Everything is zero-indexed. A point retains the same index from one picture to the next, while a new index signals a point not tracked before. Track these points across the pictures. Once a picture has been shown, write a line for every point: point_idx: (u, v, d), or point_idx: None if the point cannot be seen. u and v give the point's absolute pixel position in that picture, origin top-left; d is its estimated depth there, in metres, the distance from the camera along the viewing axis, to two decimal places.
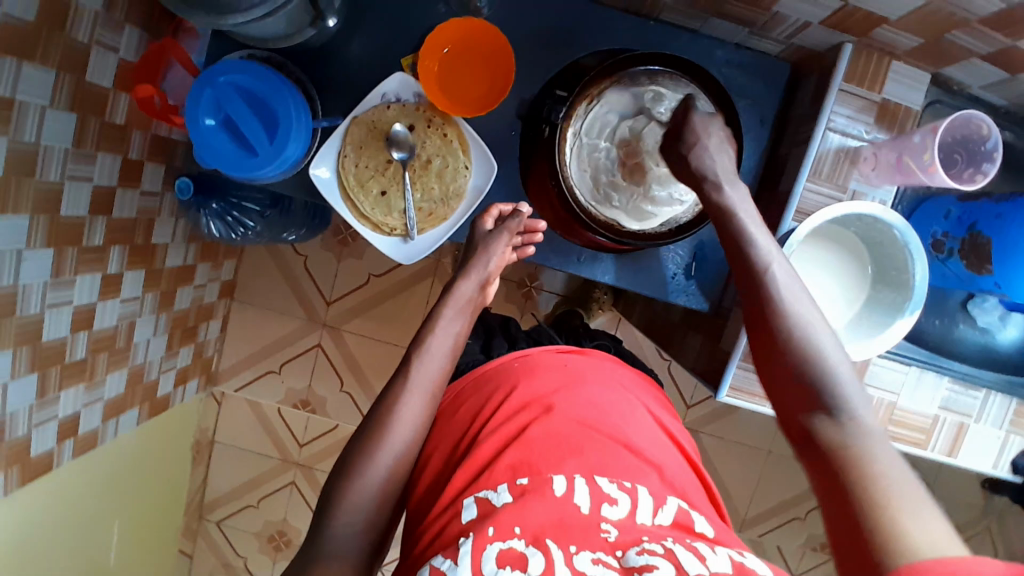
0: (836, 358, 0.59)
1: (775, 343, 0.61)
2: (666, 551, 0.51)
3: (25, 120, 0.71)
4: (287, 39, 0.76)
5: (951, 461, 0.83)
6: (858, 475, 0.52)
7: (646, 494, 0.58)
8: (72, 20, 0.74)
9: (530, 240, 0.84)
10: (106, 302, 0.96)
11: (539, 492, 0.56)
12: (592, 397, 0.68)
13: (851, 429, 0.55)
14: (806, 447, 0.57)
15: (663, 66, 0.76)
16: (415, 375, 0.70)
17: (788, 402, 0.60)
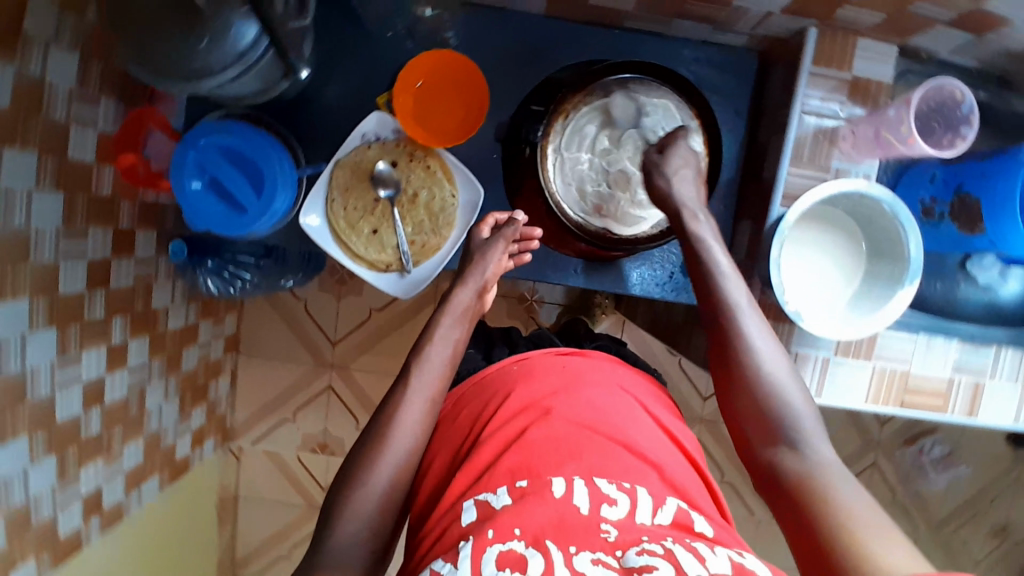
0: (794, 393, 0.65)
1: (740, 375, 0.67)
2: (665, 551, 0.50)
3: (13, 205, 0.72)
4: (264, 95, 0.77)
5: (972, 421, 0.83)
6: (822, 498, 0.56)
7: (645, 495, 0.56)
8: (48, 101, 0.75)
9: (527, 246, 0.83)
10: (114, 374, 0.97)
11: (539, 495, 0.55)
12: (591, 398, 0.67)
13: (810, 461, 0.61)
14: (770, 476, 0.63)
15: (633, 74, 0.77)
16: (414, 382, 0.70)
17: (751, 435, 0.66)
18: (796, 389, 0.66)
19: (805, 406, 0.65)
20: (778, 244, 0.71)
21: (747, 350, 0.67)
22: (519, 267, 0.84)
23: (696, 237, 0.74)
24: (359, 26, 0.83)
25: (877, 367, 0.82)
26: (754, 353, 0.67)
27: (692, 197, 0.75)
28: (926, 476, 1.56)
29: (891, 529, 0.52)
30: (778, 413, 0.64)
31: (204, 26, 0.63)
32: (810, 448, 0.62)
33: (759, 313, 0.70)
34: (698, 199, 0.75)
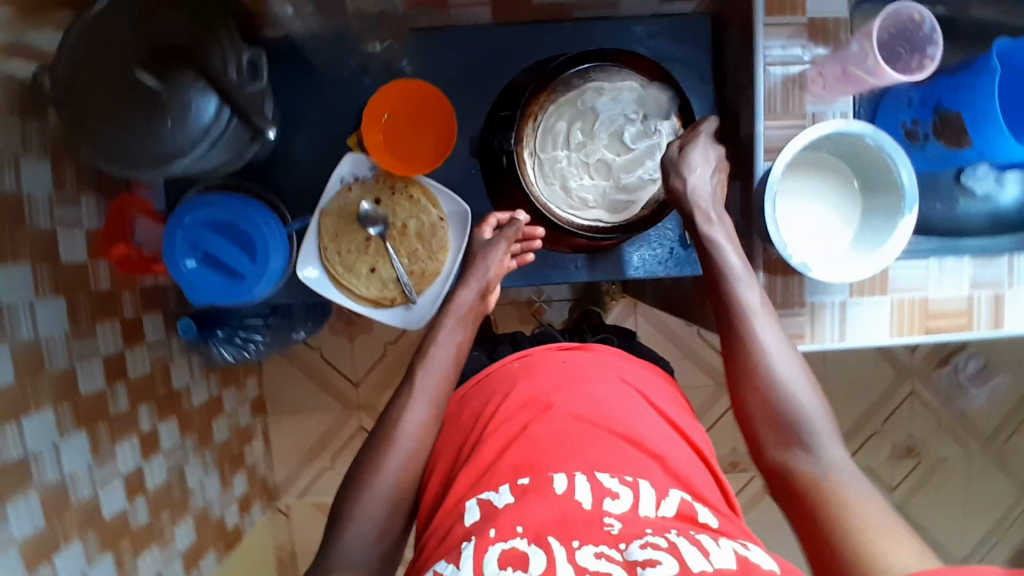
0: (809, 399, 0.67)
1: (755, 378, 0.69)
2: (669, 544, 0.50)
3: (19, 322, 0.74)
4: (241, 159, 0.77)
5: (1001, 333, 0.82)
6: (833, 500, 0.59)
7: (647, 488, 0.58)
8: (31, 212, 0.76)
9: (530, 246, 0.82)
10: (151, 460, 0.98)
11: (540, 492, 0.57)
12: (592, 390, 0.69)
13: (820, 461, 0.63)
14: (782, 479, 0.65)
15: (593, 63, 0.76)
16: (418, 386, 0.72)
17: (764, 436, 0.67)
18: (809, 388, 0.68)
19: (816, 405, 0.67)
20: (770, 201, 0.70)
21: (761, 352, 0.69)
22: (523, 266, 0.83)
23: (709, 239, 0.73)
24: (316, 73, 0.84)
25: (895, 300, 0.81)
26: (767, 354, 0.69)
27: (708, 196, 0.73)
28: (967, 393, 1.55)
29: (903, 538, 0.53)
30: (790, 414, 0.66)
31: (166, 109, 0.65)
32: (823, 450, 0.64)
33: (771, 315, 0.71)
34: (714, 197, 0.74)
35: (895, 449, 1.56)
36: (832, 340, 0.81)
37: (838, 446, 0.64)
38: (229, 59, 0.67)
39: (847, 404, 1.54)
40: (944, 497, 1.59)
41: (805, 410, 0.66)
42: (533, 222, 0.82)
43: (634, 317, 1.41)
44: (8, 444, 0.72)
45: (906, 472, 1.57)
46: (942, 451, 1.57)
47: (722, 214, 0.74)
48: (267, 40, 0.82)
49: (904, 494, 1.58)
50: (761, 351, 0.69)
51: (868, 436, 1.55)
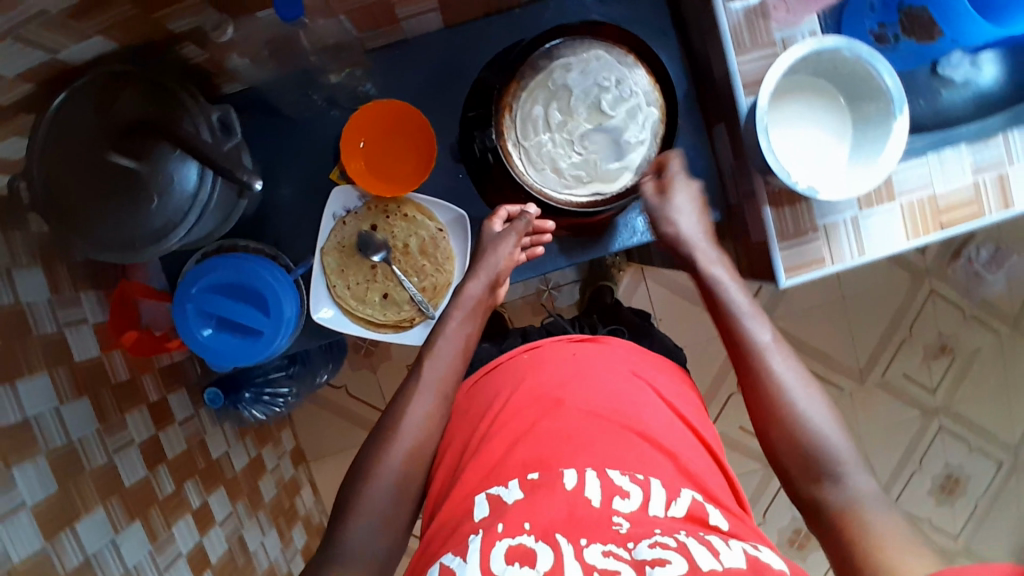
0: (829, 426, 0.68)
1: (773, 414, 0.70)
2: (679, 544, 0.54)
3: (49, 430, 0.75)
4: (226, 224, 0.76)
5: (1012, 213, 0.81)
6: (866, 532, 0.60)
7: (659, 487, 0.61)
8: (36, 320, 0.76)
9: (538, 240, 0.84)
10: (209, 533, 0.98)
11: (550, 486, 0.61)
12: (599, 381, 0.71)
13: (849, 491, 0.64)
14: (817, 514, 0.65)
15: (559, 39, 0.75)
16: (424, 377, 0.74)
17: (791, 472, 0.67)
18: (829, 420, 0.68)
19: (839, 437, 0.67)
20: (763, 135, 0.70)
21: (782, 388, 0.70)
22: (532, 259, 0.85)
23: (713, 281, 0.78)
24: (284, 117, 0.83)
25: (904, 204, 0.81)
26: (784, 390, 0.70)
27: (700, 235, 0.79)
28: (985, 281, 1.55)
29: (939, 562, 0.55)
30: (815, 448, 0.67)
31: (149, 186, 0.64)
32: (851, 483, 0.64)
33: (785, 350, 0.74)
34: (705, 233, 0.79)
35: (927, 351, 1.56)
36: (852, 257, 0.80)
37: (866, 477, 0.65)
38: (199, 123, 0.66)
39: (871, 318, 1.54)
40: (986, 388, 1.59)
41: (829, 443, 0.66)
42: (541, 216, 0.84)
43: (644, 282, 1.42)
44: (68, 552, 0.72)
45: (943, 371, 1.57)
46: (974, 343, 1.57)
47: (709, 244, 0.80)
48: (228, 96, 0.81)
49: (947, 393, 1.58)
50: (777, 384, 0.70)
51: (898, 344, 1.55)
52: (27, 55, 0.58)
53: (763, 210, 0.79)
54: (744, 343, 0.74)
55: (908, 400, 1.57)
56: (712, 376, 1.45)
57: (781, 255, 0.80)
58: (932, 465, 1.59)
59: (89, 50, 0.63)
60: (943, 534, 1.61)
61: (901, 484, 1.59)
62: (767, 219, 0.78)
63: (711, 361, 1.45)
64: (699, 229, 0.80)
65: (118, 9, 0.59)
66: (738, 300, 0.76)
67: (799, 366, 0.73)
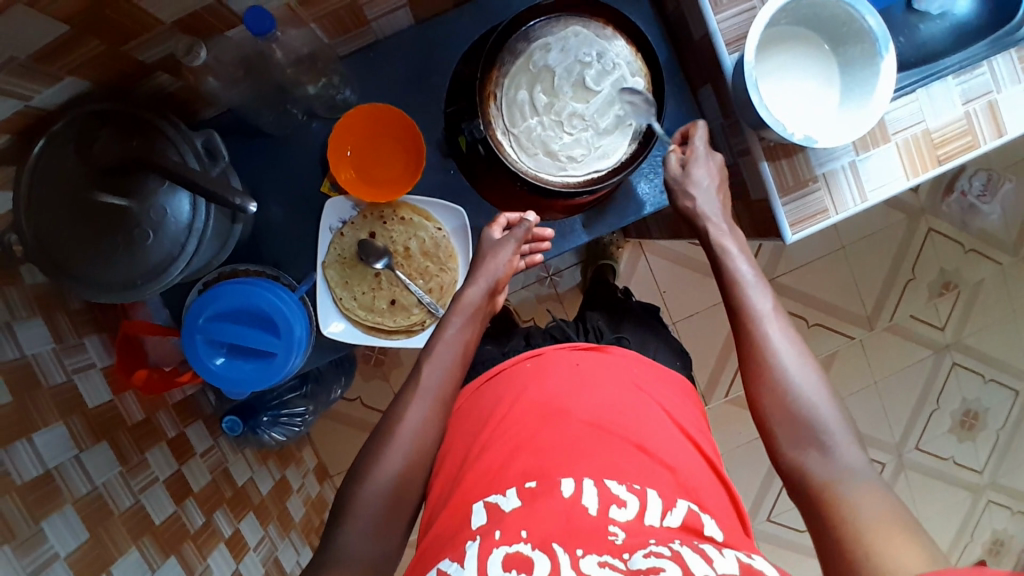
0: (819, 397, 0.66)
1: (764, 379, 0.69)
2: (673, 553, 0.55)
3: (72, 478, 0.74)
4: (225, 250, 0.74)
5: (1005, 139, 0.82)
6: (847, 509, 0.59)
7: (655, 497, 0.62)
8: (42, 370, 0.75)
9: (538, 246, 0.84)
10: (245, 559, 0.98)
11: (548, 494, 0.61)
12: (599, 391, 0.72)
13: (836, 464, 0.63)
14: (795, 484, 0.65)
15: (535, 19, 0.73)
16: (423, 381, 0.72)
17: (778, 437, 0.67)
18: (823, 390, 0.67)
19: (831, 408, 0.66)
20: (753, 89, 0.69)
21: (773, 353, 0.69)
22: (532, 267, 0.85)
23: (721, 250, 0.76)
24: (266, 135, 0.81)
25: (900, 143, 0.80)
26: (776, 356, 0.69)
27: (716, 211, 0.77)
28: (981, 212, 1.55)
29: (911, 541, 0.54)
30: (806, 415, 0.66)
31: (141, 222, 0.63)
32: (840, 457, 0.63)
33: (784, 321, 0.72)
34: (722, 207, 0.77)
35: (932, 289, 1.56)
36: (855, 204, 0.80)
37: (858, 452, 0.63)
38: (184, 150, 0.65)
39: (873, 263, 1.54)
40: (995, 318, 1.59)
41: (819, 413, 0.65)
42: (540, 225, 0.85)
43: (643, 256, 1.43)
44: None
45: (950, 308, 1.57)
46: (978, 275, 1.57)
47: (724, 219, 0.77)
48: (207, 120, 0.80)
49: (956, 328, 1.58)
50: (769, 352, 0.70)
51: (903, 285, 1.55)
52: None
53: (761, 166, 0.78)
54: (743, 310, 0.73)
55: (919, 340, 1.57)
56: (722, 340, 1.45)
57: (784, 209, 0.79)
58: (949, 402, 1.60)
59: (61, 91, 0.62)
60: (968, 470, 1.62)
61: (921, 425, 1.60)
62: (767, 175, 0.78)
63: (720, 327, 1.45)
64: (716, 203, 0.77)
65: (87, 46, 0.57)
66: (741, 266, 0.75)
67: (797, 336, 0.71)
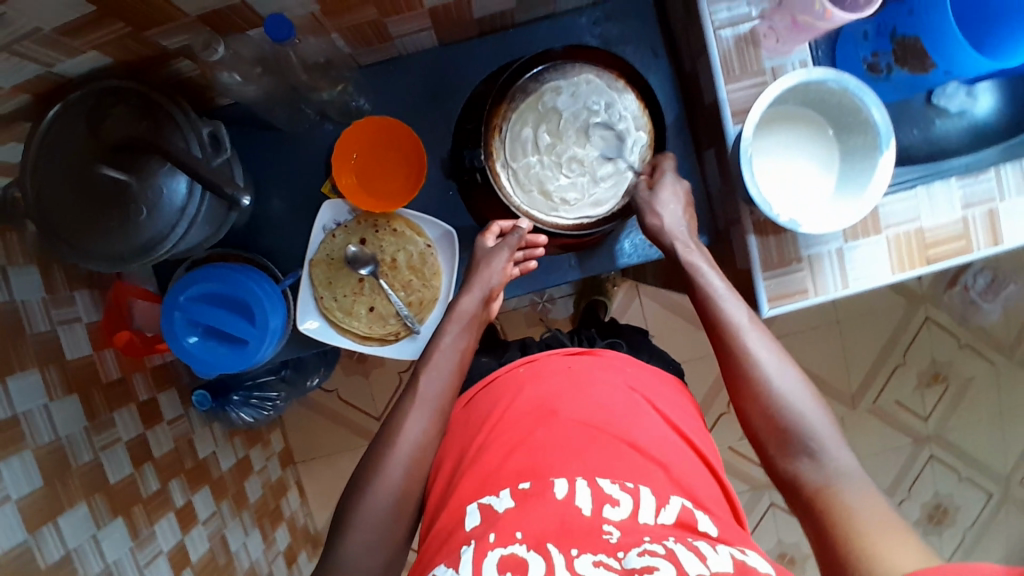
0: (806, 407, 0.68)
1: (749, 393, 0.70)
2: (666, 551, 0.56)
3: (37, 426, 0.76)
4: (216, 237, 0.77)
5: (1001, 248, 0.82)
6: (842, 510, 0.61)
7: (648, 495, 0.63)
8: (28, 318, 0.77)
9: (532, 253, 0.82)
10: (192, 532, 0.99)
11: (541, 496, 0.62)
12: (593, 392, 0.73)
13: (827, 469, 0.65)
14: (793, 488, 0.66)
15: (548, 64, 0.76)
16: (421, 390, 0.73)
17: (770, 447, 0.69)
18: (809, 398, 0.69)
19: (820, 417, 0.67)
20: (747, 165, 0.70)
21: (757, 367, 0.70)
22: (525, 274, 0.82)
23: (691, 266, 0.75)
24: (278, 128, 0.84)
25: (890, 237, 0.81)
26: (758, 365, 0.70)
27: (682, 228, 0.75)
28: (981, 309, 1.55)
29: (902, 531, 0.57)
30: (793, 424, 0.67)
31: (138, 200, 0.65)
32: (830, 460, 0.65)
33: (762, 328, 0.73)
34: (688, 227, 0.76)
35: (921, 378, 1.56)
36: (836, 288, 0.81)
37: (848, 453, 0.65)
38: (190, 138, 0.67)
39: (865, 342, 1.54)
40: (980, 417, 1.58)
41: (808, 422, 0.67)
42: (535, 230, 0.80)
43: (637, 298, 1.44)
44: (49, 546, 0.74)
45: (936, 399, 1.57)
46: (969, 371, 1.56)
47: (693, 238, 0.76)
48: (223, 106, 0.82)
49: (939, 421, 1.57)
50: (756, 371, 0.70)
51: (892, 370, 1.55)
52: (22, 67, 0.59)
53: (748, 238, 0.79)
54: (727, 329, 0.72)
55: (899, 426, 1.56)
56: (702, 394, 1.46)
57: (765, 283, 0.80)
58: (921, 493, 1.59)
59: (85, 63, 0.64)
60: None
61: None
62: (752, 249, 0.79)
63: (702, 380, 1.46)
64: (682, 220, 0.76)
65: (111, 27, 0.60)
66: (719, 289, 0.74)
67: (776, 342, 0.72)
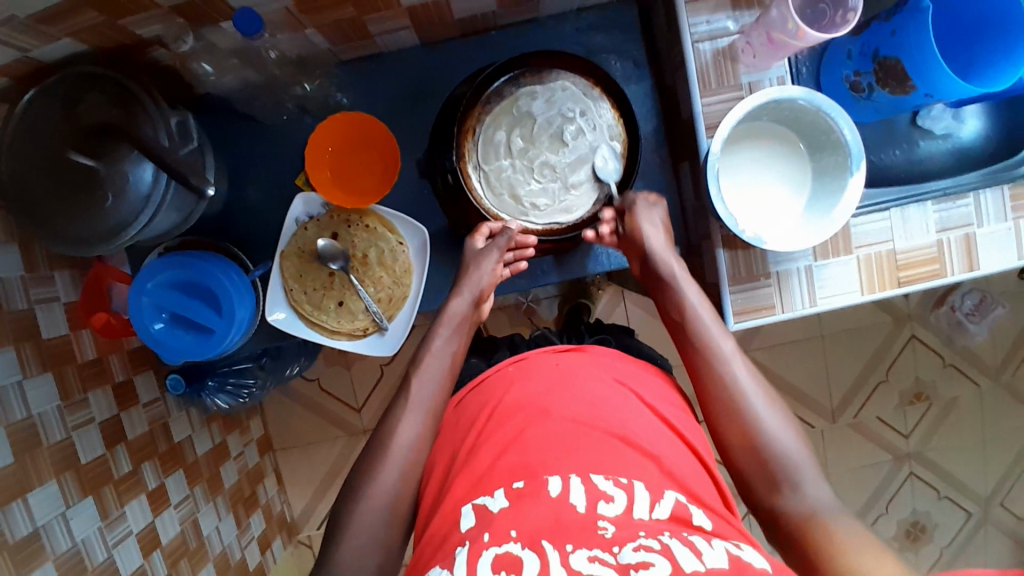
0: (790, 440, 0.68)
1: (733, 424, 0.69)
2: (662, 546, 0.56)
3: (10, 403, 0.77)
4: (189, 222, 0.78)
5: (975, 274, 0.82)
6: (829, 545, 0.60)
7: (642, 490, 0.63)
8: (4, 296, 0.78)
9: (522, 254, 0.81)
10: (163, 514, 1.00)
11: (534, 494, 0.63)
12: (582, 389, 0.74)
13: (810, 504, 0.64)
14: (777, 524, 0.65)
15: (523, 69, 0.77)
16: (414, 393, 0.74)
17: (752, 481, 0.67)
18: (792, 433, 0.68)
19: (802, 451, 0.67)
20: (713, 180, 0.70)
21: (742, 397, 0.70)
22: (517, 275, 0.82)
23: (681, 294, 0.75)
24: (259, 119, 0.85)
25: (861, 257, 0.81)
26: (745, 397, 0.70)
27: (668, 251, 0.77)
28: (968, 331, 1.54)
29: (888, 563, 0.57)
30: (775, 456, 0.66)
31: (105, 185, 0.66)
32: (810, 493, 0.65)
33: (746, 361, 0.73)
34: (671, 248, 0.77)
35: (903, 397, 1.55)
36: (804, 306, 0.80)
37: (826, 489, 0.65)
38: (160, 127, 0.67)
39: (850, 358, 1.54)
40: (961, 437, 1.58)
41: (790, 455, 0.66)
42: (525, 230, 0.80)
43: (622, 303, 1.44)
44: (17, 521, 0.75)
45: (918, 418, 1.56)
46: (953, 392, 1.56)
47: (672, 252, 0.77)
48: (204, 95, 0.83)
49: (921, 439, 1.57)
50: (741, 402, 0.70)
51: (874, 387, 1.55)
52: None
53: (717, 252, 0.79)
54: (715, 359, 0.72)
55: (880, 443, 1.56)
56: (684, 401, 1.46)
57: (732, 297, 0.80)
58: (899, 510, 1.58)
59: (64, 48, 0.65)
60: None
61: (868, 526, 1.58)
62: (721, 262, 0.79)
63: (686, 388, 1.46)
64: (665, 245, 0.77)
65: (85, 16, 0.60)
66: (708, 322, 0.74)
67: (758, 377, 0.72)
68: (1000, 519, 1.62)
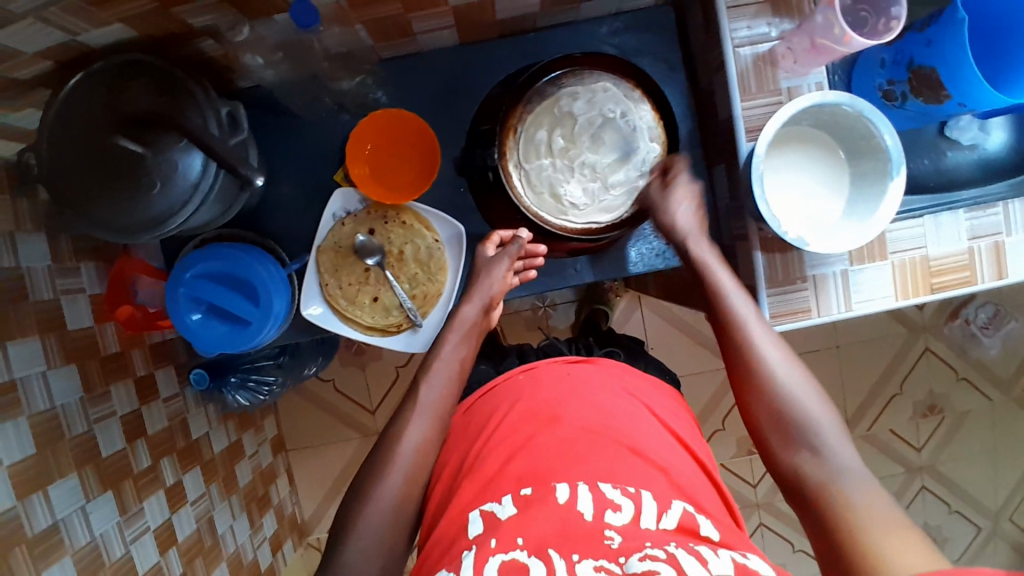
0: (812, 402, 0.68)
1: (754, 386, 0.70)
2: (668, 555, 0.54)
3: (34, 394, 0.76)
4: (229, 214, 0.78)
5: (1005, 282, 0.83)
6: (843, 509, 0.61)
7: (649, 501, 0.62)
8: (32, 286, 0.78)
9: (532, 263, 0.85)
10: (179, 512, 0.99)
11: (543, 501, 0.62)
12: (592, 397, 0.74)
13: (829, 466, 0.65)
14: (795, 486, 0.66)
15: (564, 69, 0.78)
16: (422, 397, 0.74)
17: (771, 442, 0.69)
18: (815, 394, 0.69)
19: (824, 413, 0.68)
20: (757, 181, 0.70)
21: (760, 363, 0.70)
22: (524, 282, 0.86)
23: (698, 259, 0.76)
24: (295, 114, 0.85)
25: (896, 262, 0.81)
26: (764, 360, 0.70)
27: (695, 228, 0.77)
28: (981, 343, 1.55)
29: (904, 530, 0.57)
30: (796, 419, 0.67)
31: (152, 172, 0.66)
32: (831, 455, 0.65)
33: (765, 324, 0.73)
34: (700, 227, 0.77)
35: (916, 409, 1.56)
36: (839, 310, 0.81)
37: (849, 450, 0.66)
38: (208, 116, 0.67)
39: (864, 369, 1.54)
40: (973, 451, 1.58)
41: (810, 415, 0.67)
42: (535, 240, 0.85)
43: (640, 310, 1.44)
44: (38, 515, 0.74)
45: (931, 430, 1.56)
46: (966, 405, 1.57)
47: (702, 237, 0.77)
48: (242, 88, 0.83)
49: (933, 452, 1.57)
50: (760, 365, 0.70)
51: (888, 398, 1.55)
52: (49, 35, 0.60)
53: (754, 254, 0.79)
54: (732, 324, 0.72)
55: (893, 455, 1.56)
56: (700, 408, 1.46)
57: (768, 299, 0.81)
58: None
59: (109, 35, 0.65)
60: None
61: None
62: (759, 265, 0.80)
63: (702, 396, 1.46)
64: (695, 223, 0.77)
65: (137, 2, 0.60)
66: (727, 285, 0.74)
67: (782, 343, 0.72)
68: (1012, 534, 1.61)
